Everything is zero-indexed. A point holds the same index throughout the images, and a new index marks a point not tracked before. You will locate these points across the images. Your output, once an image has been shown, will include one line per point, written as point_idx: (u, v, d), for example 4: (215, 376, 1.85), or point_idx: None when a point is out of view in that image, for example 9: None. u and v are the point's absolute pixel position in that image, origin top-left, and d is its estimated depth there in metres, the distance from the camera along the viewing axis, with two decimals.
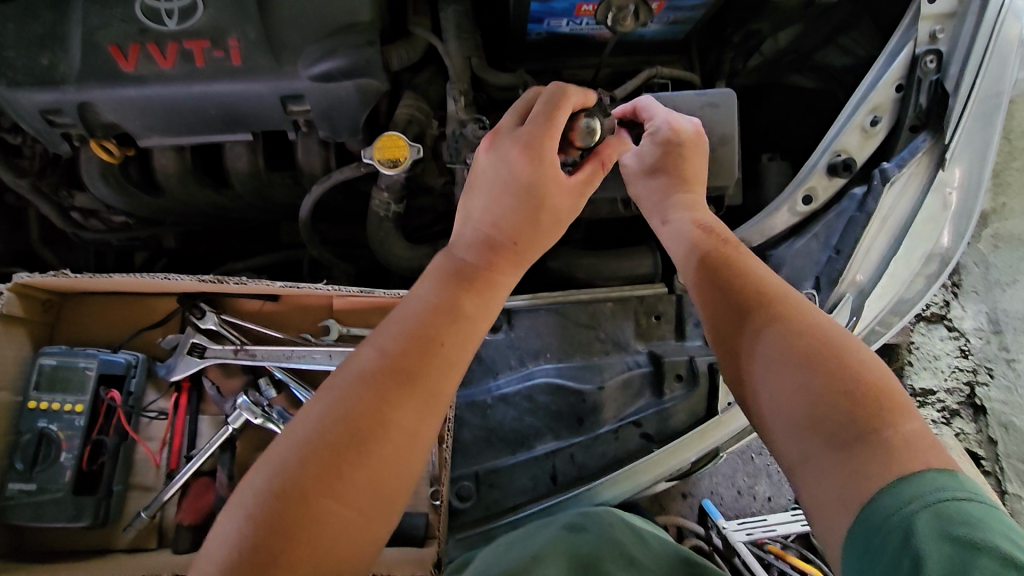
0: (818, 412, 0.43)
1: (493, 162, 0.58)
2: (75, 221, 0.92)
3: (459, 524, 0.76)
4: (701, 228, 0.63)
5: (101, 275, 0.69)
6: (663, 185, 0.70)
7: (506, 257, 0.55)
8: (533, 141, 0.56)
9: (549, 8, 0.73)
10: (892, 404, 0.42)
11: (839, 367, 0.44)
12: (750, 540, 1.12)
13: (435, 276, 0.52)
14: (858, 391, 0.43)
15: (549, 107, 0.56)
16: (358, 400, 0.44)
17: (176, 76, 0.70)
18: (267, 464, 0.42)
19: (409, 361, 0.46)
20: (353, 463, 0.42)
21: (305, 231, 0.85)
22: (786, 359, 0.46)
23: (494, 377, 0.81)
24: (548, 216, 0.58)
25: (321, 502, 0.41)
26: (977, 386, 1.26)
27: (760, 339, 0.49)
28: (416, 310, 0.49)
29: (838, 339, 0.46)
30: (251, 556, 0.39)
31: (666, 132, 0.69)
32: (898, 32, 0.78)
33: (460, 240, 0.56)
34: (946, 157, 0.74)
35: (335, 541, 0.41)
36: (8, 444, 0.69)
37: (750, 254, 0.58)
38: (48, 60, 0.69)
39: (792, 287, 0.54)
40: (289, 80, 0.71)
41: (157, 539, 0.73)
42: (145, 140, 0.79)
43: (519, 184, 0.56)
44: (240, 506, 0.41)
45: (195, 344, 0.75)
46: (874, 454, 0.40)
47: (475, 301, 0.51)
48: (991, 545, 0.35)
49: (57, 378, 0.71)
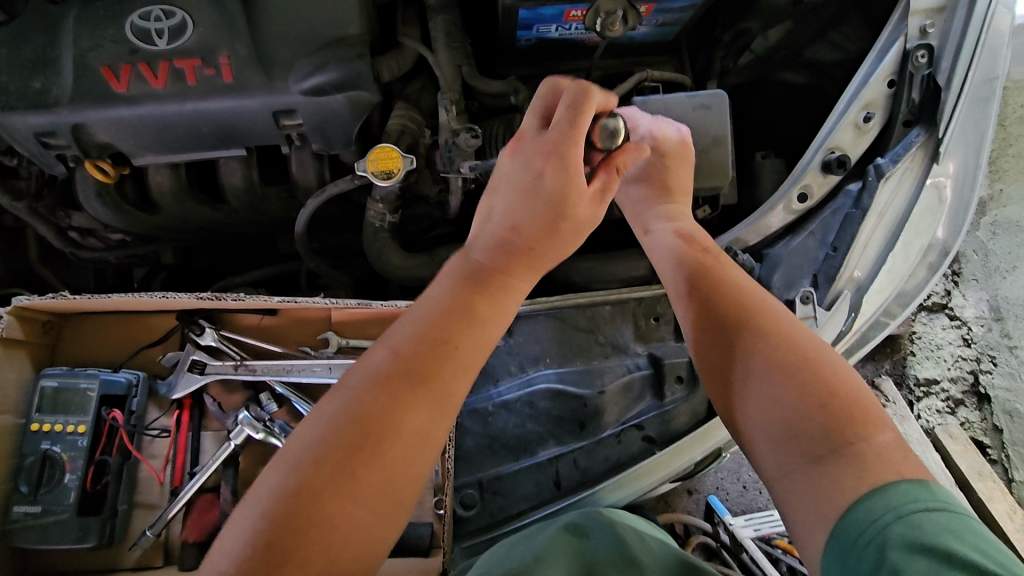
0: (795, 424, 0.45)
1: (517, 167, 0.58)
2: (74, 240, 0.93)
3: (465, 532, 0.77)
4: (683, 238, 0.64)
5: (98, 296, 0.69)
6: (645, 194, 0.70)
7: (522, 262, 0.55)
8: (557, 148, 0.56)
9: (538, 15, 0.73)
10: (865, 416, 0.44)
11: (816, 380, 0.46)
12: (757, 536, 1.11)
13: (449, 278, 0.52)
14: (833, 403, 0.45)
15: (573, 111, 0.56)
16: (366, 403, 0.44)
17: (168, 95, 0.70)
18: (280, 463, 0.43)
19: (419, 364, 0.46)
20: (362, 464, 0.42)
21: (301, 244, 0.85)
22: (768, 370, 0.48)
23: (494, 384, 0.81)
24: (569, 224, 0.57)
25: (332, 502, 0.41)
26: (981, 374, 1.25)
27: (743, 348, 0.51)
28: (428, 311, 0.49)
29: (815, 351, 0.48)
30: (262, 554, 0.39)
31: (651, 140, 0.69)
32: (889, 27, 0.78)
33: (477, 242, 0.56)
34: (941, 152, 0.74)
35: (344, 541, 0.41)
36: (11, 468, 0.70)
37: (732, 264, 0.59)
38: (40, 84, 0.69)
39: (775, 296, 0.55)
40: (281, 96, 0.71)
41: (163, 558, 0.73)
42: (140, 158, 0.79)
43: (541, 191, 0.56)
44: (255, 501, 0.41)
45: (196, 360, 0.75)
46: (844, 467, 0.42)
47: (488, 303, 0.51)
48: (962, 554, 0.37)
49: (59, 400, 0.71)
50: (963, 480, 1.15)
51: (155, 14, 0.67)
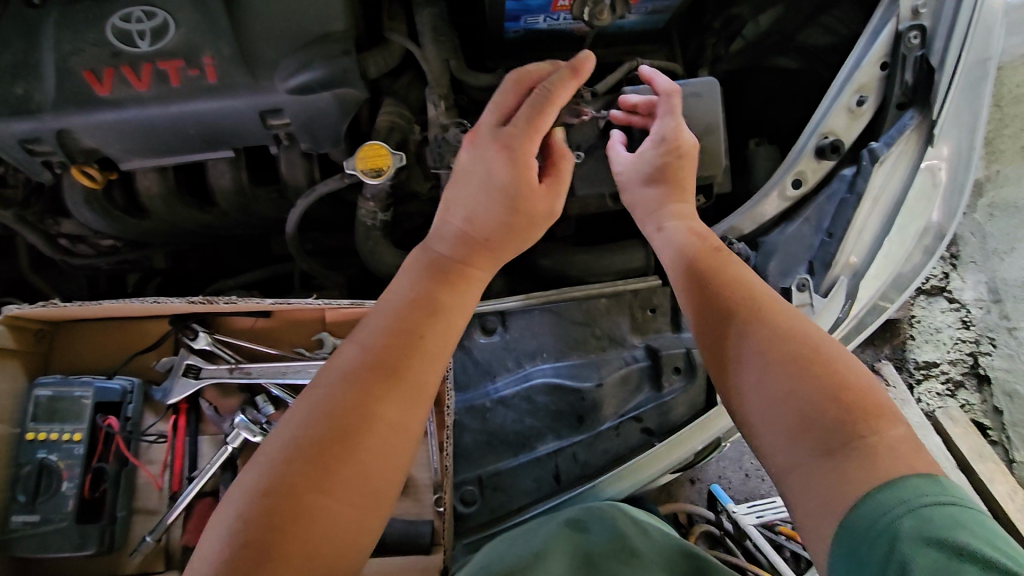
0: (808, 416, 0.44)
1: (472, 159, 0.60)
2: (64, 247, 0.92)
3: (465, 528, 0.76)
4: (696, 235, 0.63)
5: (89, 303, 0.69)
6: (658, 195, 0.70)
7: (481, 254, 0.57)
8: (512, 142, 0.58)
9: (524, 6, 0.72)
10: (877, 408, 0.44)
11: (825, 372, 0.46)
12: (761, 522, 1.13)
13: (412, 271, 0.53)
14: (843, 394, 0.44)
15: (534, 111, 0.59)
16: (343, 399, 0.44)
17: (152, 98, 0.69)
18: (257, 462, 0.43)
19: (391, 359, 0.47)
20: (339, 459, 0.43)
21: (292, 245, 0.84)
22: (771, 362, 0.48)
23: (492, 379, 0.79)
24: (524, 218, 0.59)
25: (311, 497, 0.41)
26: (980, 356, 1.25)
27: (743, 342, 0.51)
28: (395, 305, 0.50)
29: (822, 342, 0.48)
30: (242, 552, 0.39)
31: (670, 142, 0.70)
32: (882, 7, 0.76)
33: (438, 234, 0.58)
34: (935, 134, 0.73)
35: (326, 536, 0.41)
36: (8, 477, 0.69)
37: (735, 258, 0.59)
38: (23, 90, 0.68)
39: (771, 286, 0.55)
40: (267, 95, 0.70)
41: (164, 562, 0.72)
42: (126, 163, 0.79)
43: (496, 185, 0.58)
44: (232, 503, 0.42)
45: (190, 365, 0.75)
46: (857, 460, 0.42)
47: (450, 293, 0.52)
48: (974, 549, 0.37)
49: (55, 409, 0.71)
50: (964, 462, 1.15)
51: (135, 15, 0.67)
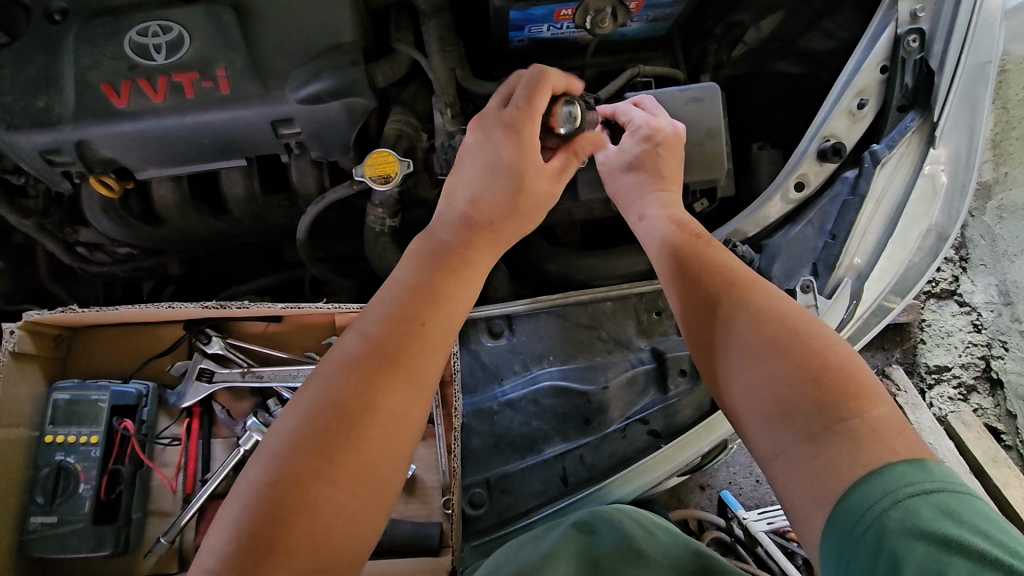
0: (789, 402, 0.45)
1: (480, 142, 0.62)
2: (81, 255, 0.94)
3: (474, 531, 0.76)
4: (675, 223, 0.65)
5: (107, 308, 0.70)
6: (642, 182, 0.72)
7: (484, 236, 0.59)
8: (513, 123, 0.60)
9: (528, 16, 0.74)
10: (859, 389, 0.45)
11: (806, 353, 0.47)
12: (772, 529, 1.10)
13: (413, 260, 0.55)
14: (824, 375, 0.45)
15: (530, 89, 0.60)
16: (344, 387, 0.46)
17: (167, 109, 0.71)
18: (264, 454, 0.44)
19: (393, 346, 0.48)
20: (343, 450, 0.44)
21: (303, 251, 0.85)
22: (754, 348, 0.49)
23: (499, 383, 0.81)
24: (527, 198, 0.62)
25: (315, 488, 0.42)
26: (992, 360, 1.25)
27: (729, 326, 0.52)
28: (397, 294, 0.51)
29: (803, 324, 0.49)
30: (249, 543, 0.40)
31: (648, 132, 0.72)
32: (880, 12, 0.77)
33: (442, 222, 0.60)
34: (936, 136, 0.74)
35: (331, 527, 0.42)
36: (27, 479, 0.71)
37: (717, 245, 0.61)
38: (44, 102, 0.70)
39: (755, 271, 0.56)
40: (278, 105, 0.72)
41: (177, 564, 0.73)
42: (143, 172, 0.81)
43: (501, 165, 0.61)
44: (239, 495, 0.42)
45: (203, 368, 0.76)
46: (840, 444, 0.43)
47: (452, 284, 0.53)
48: (965, 540, 0.37)
49: (73, 412, 0.73)
50: (978, 467, 1.14)
51: (152, 30, 0.69)
